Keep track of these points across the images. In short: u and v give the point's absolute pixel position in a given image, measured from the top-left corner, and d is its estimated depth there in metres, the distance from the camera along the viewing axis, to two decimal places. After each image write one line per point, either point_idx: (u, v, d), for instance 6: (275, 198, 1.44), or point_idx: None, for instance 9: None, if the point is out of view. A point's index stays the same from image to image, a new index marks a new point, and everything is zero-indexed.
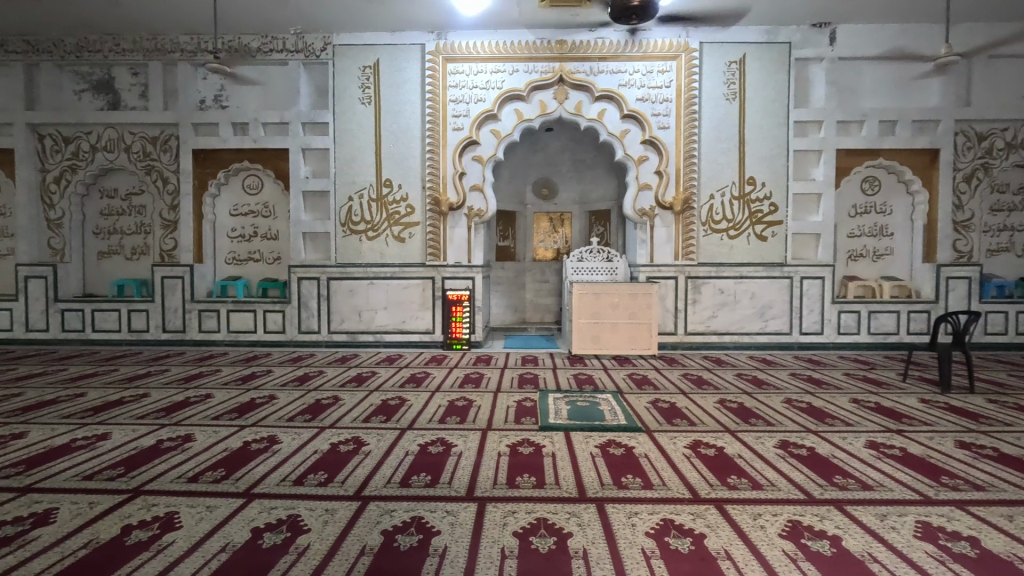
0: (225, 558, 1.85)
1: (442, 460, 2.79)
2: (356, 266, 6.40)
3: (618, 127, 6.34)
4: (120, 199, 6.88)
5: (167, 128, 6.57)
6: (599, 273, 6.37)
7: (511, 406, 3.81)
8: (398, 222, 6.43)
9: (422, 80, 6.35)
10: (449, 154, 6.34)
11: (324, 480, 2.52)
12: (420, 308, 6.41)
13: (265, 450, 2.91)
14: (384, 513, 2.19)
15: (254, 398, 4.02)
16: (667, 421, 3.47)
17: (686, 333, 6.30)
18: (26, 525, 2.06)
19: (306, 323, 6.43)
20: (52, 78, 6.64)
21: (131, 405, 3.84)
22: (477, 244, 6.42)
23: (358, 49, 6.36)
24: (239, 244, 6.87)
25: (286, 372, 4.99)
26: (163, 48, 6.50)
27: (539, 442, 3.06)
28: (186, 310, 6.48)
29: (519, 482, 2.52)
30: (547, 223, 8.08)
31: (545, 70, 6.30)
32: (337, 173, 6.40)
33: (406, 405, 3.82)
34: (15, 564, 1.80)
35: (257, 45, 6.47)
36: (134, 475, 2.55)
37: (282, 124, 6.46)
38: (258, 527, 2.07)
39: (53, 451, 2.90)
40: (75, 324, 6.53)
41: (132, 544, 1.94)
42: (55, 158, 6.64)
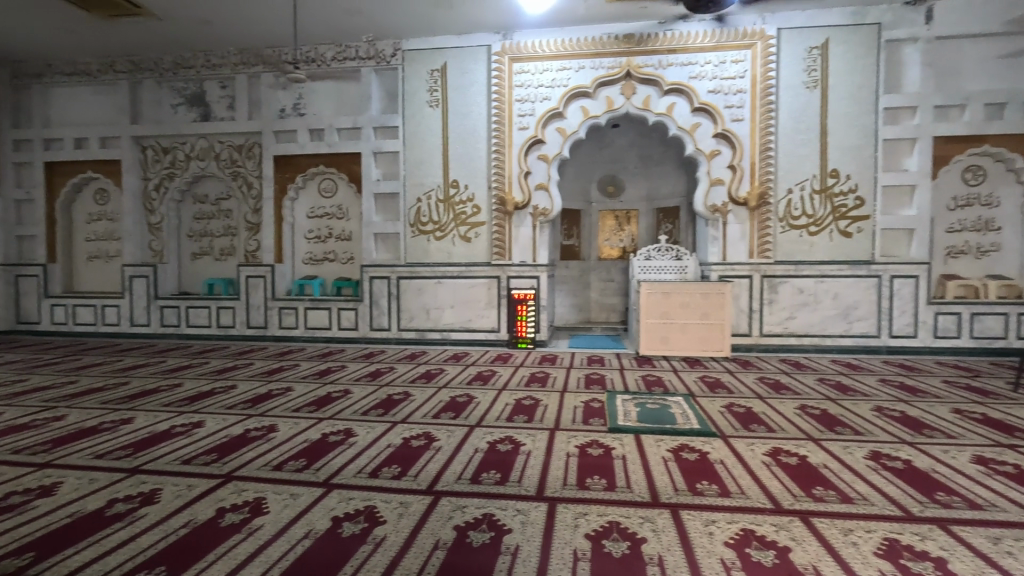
0: (308, 544, 1.94)
1: (511, 458, 2.80)
2: (425, 265, 6.57)
3: (688, 121, 6.14)
4: (210, 204, 7.40)
5: (251, 137, 7.01)
6: (668, 272, 6.25)
7: (578, 406, 3.78)
8: (464, 222, 6.52)
9: (488, 81, 6.41)
10: (515, 153, 6.37)
11: (397, 474, 2.59)
12: (486, 307, 6.47)
13: (342, 442, 3.03)
14: (456, 508, 2.22)
15: (331, 392, 4.21)
16: (743, 427, 3.32)
17: (761, 334, 6.02)
18: (135, 503, 2.25)
19: (377, 320, 6.67)
20: (153, 94, 7.23)
21: (222, 395, 4.12)
22: (542, 243, 6.41)
23: (426, 53, 6.51)
24: (316, 245, 7.16)
25: (359, 368, 5.19)
26: (249, 61, 6.93)
27: (608, 444, 3.01)
28: (268, 307, 6.89)
29: (590, 483, 2.49)
30: (613, 221, 7.94)
31: (612, 65, 6.20)
32: (406, 175, 6.59)
33: (473, 403, 3.87)
34: (125, 539, 1.96)
35: (332, 54, 6.76)
36: (226, 461, 2.73)
37: (355, 129, 6.74)
38: (338, 516, 2.16)
39: (157, 435, 3.16)
40: (173, 319, 7.10)
41: (226, 526, 2.07)
42: (155, 167, 7.24)
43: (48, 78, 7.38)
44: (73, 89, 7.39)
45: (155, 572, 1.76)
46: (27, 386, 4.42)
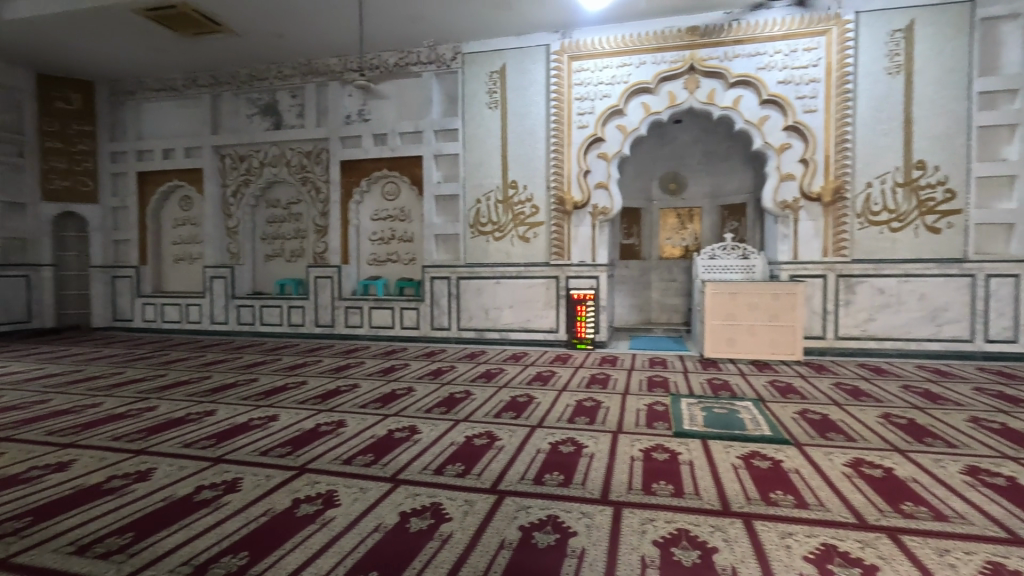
0: (378, 538, 1.99)
1: (574, 460, 2.77)
2: (484, 266, 6.63)
3: (755, 114, 5.88)
4: (282, 208, 7.77)
5: (319, 143, 7.31)
6: (734, 272, 6.10)
7: (641, 409, 3.69)
8: (523, 222, 6.53)
9: (548, 81, 6.39)
10: (574, 152, 6.32)
11: (461, 472, 2.62)
12: (545, 307, 6.46)
13: (408, 439, 3.10)
14: (520, 509, 2.22)
15: (395, 389, 4.32)
16: (820, 435, 3.14)
17: (837, 337, 5.69)
18: (219, 490, 2.40)
19: (438, 320, 6.80)
20: (231, 105, 7.68)
21: (294, 390, 4.32)
22: (602, 242, 6.33)
23: (486, 56, 6.58)
24: (379, 246, 7.36)
25: (420, 367, 5.30)
26: (317, 71, 7.24)
27: (674, 448, 2.93)
28: (335, 306, 7.18)
29: (656, 489, 2.42)
30: (675, 220, 7.73)
31: (675, 59, 6.03)
32: (466, 176, 6.69)
33: (534, 403, 3.86)
34: (211, 525, 2.09)
35: (395, 60, 6.95)
36: (299, 454, 2.86)
37: (417, 133, 6.91)
38: (406, 511, 2.21)
39: (237, 427, 3.35)
40: (249, 318, 7.53)
41: (302, 516, 2.16)
42: (233, 174, 7.69)
43: (140, 95, 7.99)
44: (161, 104, 7.98)
45: (238, 557, 1.86)
46: (124, 378, 4.81)
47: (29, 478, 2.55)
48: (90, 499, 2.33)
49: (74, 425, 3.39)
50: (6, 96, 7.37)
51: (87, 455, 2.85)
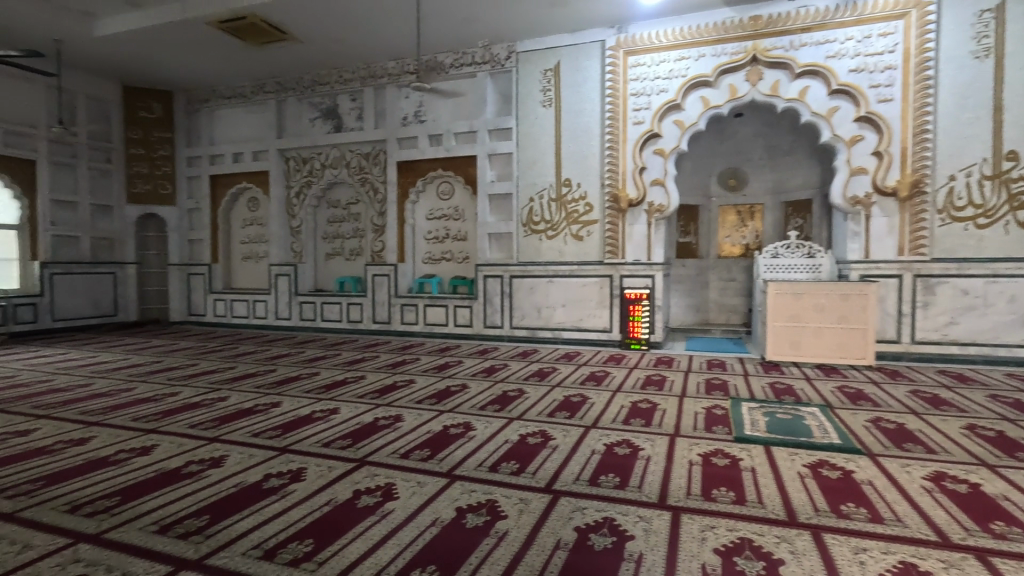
0: (435, 532, 2.03)
1: (630, 462, 2.72)
2: (537, 264, 6.62)
3: (823, 105, 5.59)
4: (342, 208, 8.04)
5: (377, 145, 7.52)
6: (798, 271, 5.82)
7: (699, 413, 3.59)
8: (576, 221, 6.48)
9: (603, 77, 6.32)
10: (630, 149, 6.22)
11: (516, 470, 2.63)
12: (598, 307, 6.38)
13: (463, 435, 3.13)
14: (575, 509, 2.20)
15: (450, 386, 4.39)
16: (895, 445, 2.95)
17: (913, 342, 5.33)
18: (286, 479, 2.51)
19: (491, 318, 6.85)
20: (295, 110, 8.01)
21: (353, 385, 4.47)
22: (658, 241, 6.20)
23: (540, 54, 6.57)
24: (434, 245, 7.47)
25: (474, 364, 5.36)
26: (376, 74, 7.45)
27: (735, 454, 2.83)
28: (391, 304, 7.37)
29: (716, 495, 2.34)
30: (735, 217, 7.46)
31: (736, 51, 5.81)
32: (520, 175, 6.70)
33: (588, 403, 3.82)
34: (278, 512, 2.18)
35: (450, 61, 7.05)
36: (359, 447, 2.95)
37: (471, 133, 6.99)
38: (462, 506, 2.24)
39: (301, 418, 3.50)
40: (311, 314, 7.84)
41: (362, 507, 2.23)
42: (296, 176, 8.02)
43: (212, 102, 8.47)
44: (232, 111, 8.42)
45: (304, 545, 1.94)
46: (199, 370, 5.12)
47: (117, 461, 2.75)
48: (169, 482, 2.49)
49: (155, 412, 3.64)
50: (97, 107, 8.00)
51: (167, 441, 3.04)
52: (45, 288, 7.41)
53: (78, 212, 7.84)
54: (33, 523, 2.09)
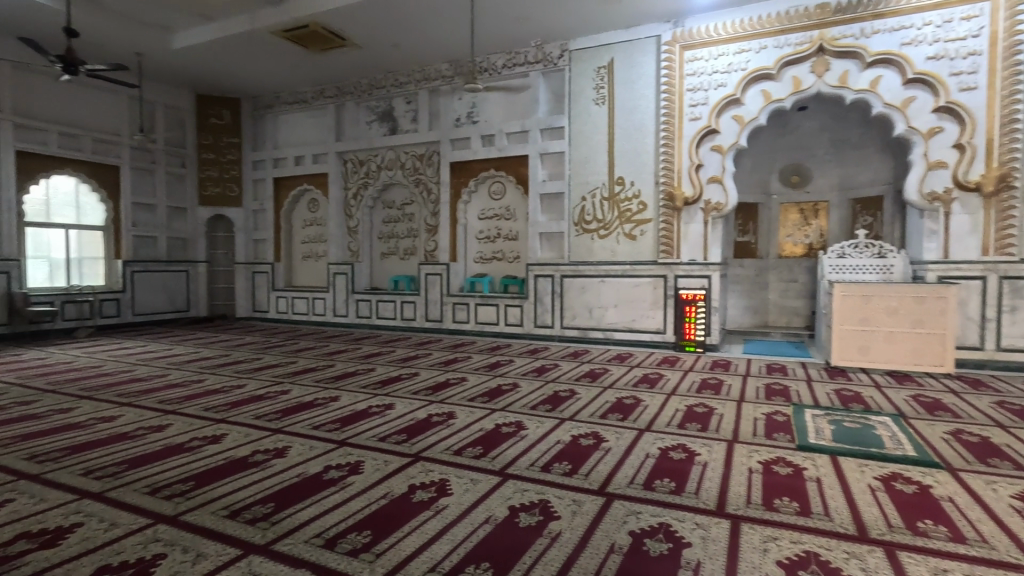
0: (489, 529, 2.04)
1: (686, 468, 2.65)
2: (588, 264, 6.56)
3: (897, 96, 5.26)
4: (397, 209, 8.22)
5: (431, 146, 7.66)
6: (867, 272, 5.50)
7: (759, 419, 3.45)
8: (630, 220, 6.38)
9: (658, 73, 6.18)
10: (685, 146, 6.05)
11: (568, 471, 2.62)
12: (651, 307, 6.25)
13: (515, 434, 3.14)
14: (630, 513, 2.17)
15: (501, 385, 4.41)
16: (979, 460, 2.74)
17: (998, 349, 4.94)
18: (345, 471, 2.59)
19: (541, 318, 6.84)
20: (353, 113, 8.27)
21: (407, 381, 4.56)
22: (715, 240, 6.02)
23: (593, 51, 6.51)
24: (486, 244, 7.50)
25: (525, 363, 5.37)
26: (430, 77, 7.59)
27: (799, 463, 2.70)
28: (443, 302, 7.49)
29: (778, 505, 2.25)
30: (798, 215, 7.13)
31: (801, 41, 5.56)
32: (572, 174, 6.66)
33: (641, 406, 3.76)
34: (337, 503, 2.26)
35: (504, 62, 7.09)
36: (414, 442, 3.01)
37: (524, 133, 7.00)
38: (514, 505, 2.24)
39: (358, 413, 3.61)
40: (366, 311, 8.08)
41: (417, 502, 2.28)
42: (354, 177, 8.28)
43: (276, 108, 8.86)
44: (293, 116, 8.78)
45: (362, 535, 1.99)
46: (263, 364, 5.37)
47: (191, 448, 2.92)
48: (238, 470, 2.62)
49: (225, 403, 3.84)
50: (173, 115, 8.54)
51: (236, 430, 3.21)
52: (127, 285, 7.97)
53: (156, 214, 8.39)
54: (118, 503, 2.26)
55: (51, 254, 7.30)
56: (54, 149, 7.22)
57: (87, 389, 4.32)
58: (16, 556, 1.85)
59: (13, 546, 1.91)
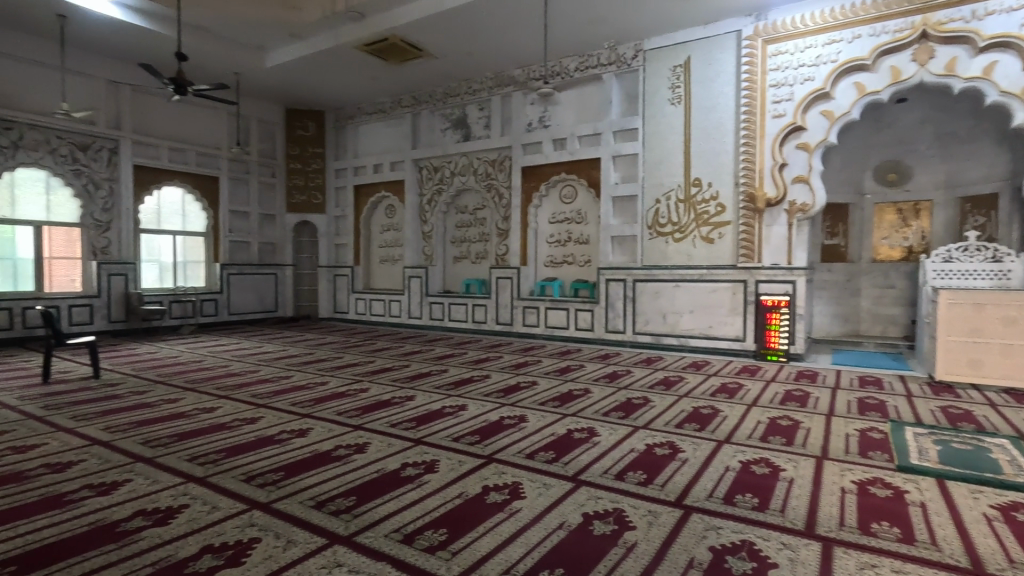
0: (563, 535, 2.03)
1: (770, 484, 2.51)
2: (662, 268, 6.39)
3: (1016, 83, 4.76)
4: (469, 213, 8.36)
5: (503, 151, 7.76)
6: (979, 277, 5.01)
7: (851, 435, 3.21)
8: (707, 223, 6.16)
9: (738, 69, 5.93)
10: (768, 144, 5.77)
11: (643, 480, 2.55)
12: (730, 314, 5.98)
13: (587, 441, 3.11)
14: (709, 528, 2.08)
15: (572, 390, 4.38)
16: None
17: None
18: (421, 469, 2.67)
19: (613, 322, 6.73)
20: (429, 122, 8.53)
21: (479, 383, 4.63)
22: (800, 243, 5.69)
23: (669, 50, 6.35)
24: (556, 248, 7.47)
25: (596, 369, 5.30)
26: (503, 83, 7.69)
27: (900, 486, 2.48)
28: (514, 305, 7.55)
29: (876, 530, 2.08)
30: (895, 215, 6.60)
31: (900, 28, 5.16)
32: (645, 176, 6.52)
33: (719, 416, 3.60)
34: (414, 500, 2.32)
35: (576, 65, 7.06)
36: (487, 444, 3.05)
37: (596, 135, 6.93)
38: (588, 512, 2.22)
39: (433, 412, 3.71)
40: (439, 314, 8.29)
41: (491, 503, 2.30)
42: (429, 183, 8.53)
43: (357, 119, 9.31)
44: (373, 125, 9.18)
45: (438, 533, 2.04)
46: (343, 362, 5.63)
47: (280, 440, 3.11)
48: (322, 463, 2.77)
49: (310, 399, 4.07)
50: (266, 129, 9.19)
51: (320, 425, 3.39)
52: (223, 287, 8.63)
53: (250, 221, 9.04)
54: (219, 487, 2.44)
55: (160, 258, 8.05)
56: (165, 163, 7.96)
57: (189, 381, 4.72)
58: (134, 531, 2.05)
59: (131, 522, 2.12)
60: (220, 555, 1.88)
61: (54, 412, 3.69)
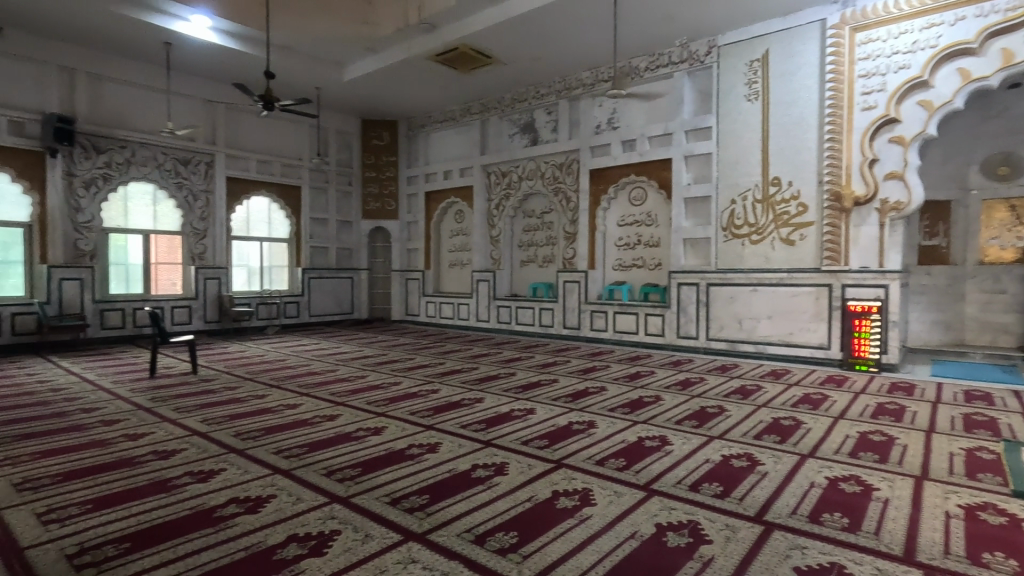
0: (635, 545, 1.98)
1: (862, 503, 2.33)
2: (738, 272, 6.12)
3: None
4: (537, 217, 8.37)
5: (571, 155, 7.72)
6: None
7: (956, 455, 2.93)
8: (787, 223, 5.85)
9: (822, 60, 5.58)
10: (856, 139, 5.41)
11: (719, 493, 2.45)
12: (813, 320, 5.62)
13: (659, 449, 3.03)
14: (794, 547, 1.97)
15: (643, 396, 4.28)
16: None
17: None
18: (491, 471, 2.70)
19: (685, 328, 6.52)
20: (497, 127, 8.64)
21: (547, 388, 4.61)
22: (894, 245, 5.28)
23: (746, 45, 6.08)
24: (625, 252, 7.33)
25: (667, 375, 5.16)
26: (571, 86, 7.66)
27: (1016, 513, 2.24)
28: (581, 309, 7.48)
29: (987, 560, 1.88)
30: (1007, 213, 5.97)
31: (1013, 6, 4.69)
32: (720, 176, 6.28)
33: (802, 429, 3.39)
34: (484, 502, 2.35)
35: (646, 64, 6.92)
36: (556, 448, 3.04)
37: (667, 135, 6.77)
38: (662, 523, 2.15)
39: (502, 415, 3.74)
40: (506, 317, 8.37)
41: (561, 508, 2.29)
42: (497, 188, 8.64)
43: (428, 127, 9.58)
44: (443, 133, 9.42)
45: (509, 536, 2.05)
46: (415, 364, 5.80)
47: (357, 437, 3.25)
48: (397, 460, 2.86)
49: (384, 399, 4.21)
50: (343, 139, 9.67)
51: (394, 424, 3.51)
52: (305, 290, 9.14)
53: (328, 227, 9.51)
54: (303, 480, 2.59)
55: (248, 262, 8.64)
56: (254, 174, 8.55)
57: (275, 379, 5.04)
58: (228, 517, 2.21)
59: (227, 509, 2.28)
60: (304, 545, 1.99)
61: (160, 405, 4.04)
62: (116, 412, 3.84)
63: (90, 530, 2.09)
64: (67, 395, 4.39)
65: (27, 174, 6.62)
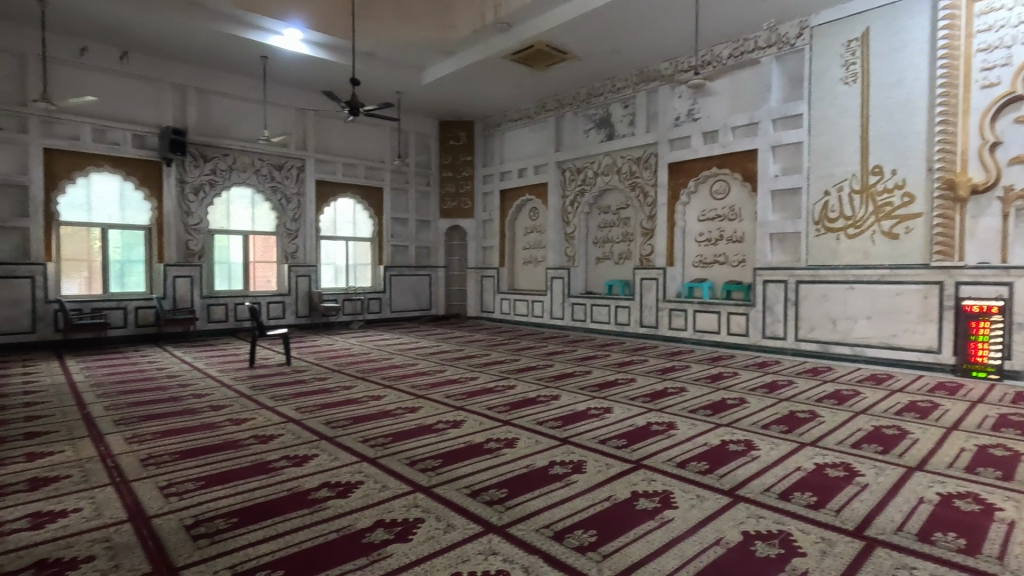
0: (720, 552, 1.90)
1: (981, 524, 2.11)
2: (831, 268, 5.72)
3: None
4: (612, 213, 8.22)
5: (648, 149, 7.53)
6: None
7: None
8: (889, 215, 5.38)
9: (933, 36, 5.08)
10: (974, 120, 4.89)
11: (813, 503, 2.30)
12: (919, 321, 5.13)
13: (744, 454, 2.89)
14: (901, 567, 1.81)
15: (726, 399, 4.10)
16: None
17: None
18: (569, 468, 2.69)
19: (771, 328, 6.18)
20: (572, 123, 8.58)
21: (624, 387, 4.53)
22: (1020, 238, 4.71)
23: (843, 24, 5.66)
24: (706, 247, 7.04)
25: (753, 377, 4.91)
26: (649, 77, 7.46)
27: None
28: (659, 307, 7.28)
29: None
30: None
31: None
32: (811, 166, 5.89)
33: (908, 439, 3.11)
34: (561, 499, 2.34)
35: (730, 51, 6.61)
36: (634, 449, 2.98)
37: (752, 125, 6.43)
38: (750, 532, 2.05)
39: (578, 413, 3.72)
40: (581, 315, 8.31)
41: (642, 510, 2.24)
42: (572, 185, 8.59)
43: (503, 126, 9.68)
44: (518, 131, 9.48)
45: (589, 534, 2.04)
46: (491, 359, 5.90)
47: (437, 430, 3.35)
48: (475, 453, 2.93)
49: (461, 393, 4.31)
50: (422, 141, 9.99)
51: (472, 418, 3.58)
52: (386, 287, 9.54)
53: (408, 226, 9.87)
54: (387, 468, 2.71)
55: (335, 261, 9.14)
56: (340, 177, 9.03)
57: (360, 371, 5.32)
58: (321, 500, 2.35)
59: (320, 492, 2.44)
60: (391, 530, 2.08)
61: (259, 393, 4.37)
62: (222, 398, 4.20)
63: (203, 504, 2.30)
64: (181, 381, 4.86)
65: (147, 182, 7.37)
